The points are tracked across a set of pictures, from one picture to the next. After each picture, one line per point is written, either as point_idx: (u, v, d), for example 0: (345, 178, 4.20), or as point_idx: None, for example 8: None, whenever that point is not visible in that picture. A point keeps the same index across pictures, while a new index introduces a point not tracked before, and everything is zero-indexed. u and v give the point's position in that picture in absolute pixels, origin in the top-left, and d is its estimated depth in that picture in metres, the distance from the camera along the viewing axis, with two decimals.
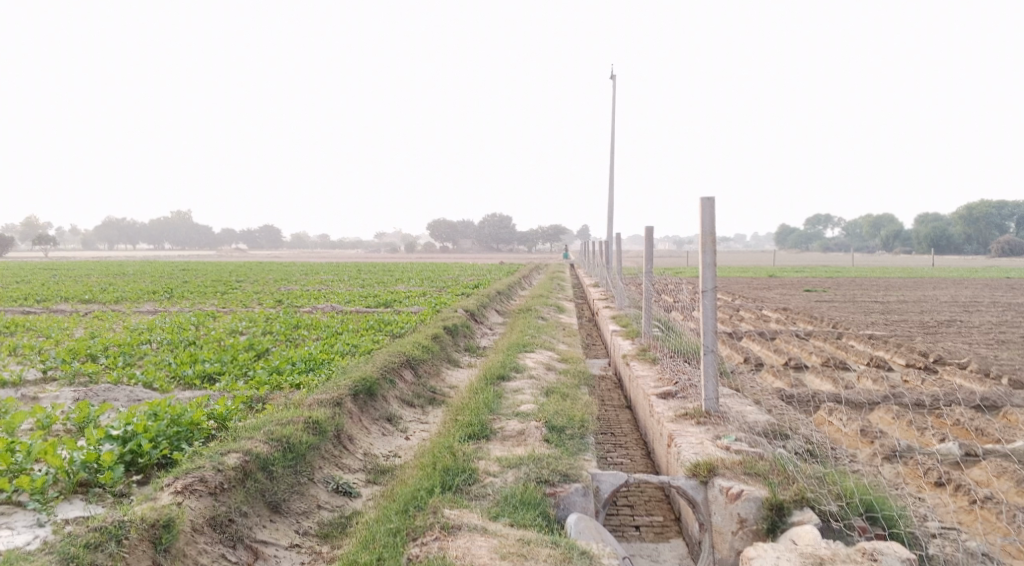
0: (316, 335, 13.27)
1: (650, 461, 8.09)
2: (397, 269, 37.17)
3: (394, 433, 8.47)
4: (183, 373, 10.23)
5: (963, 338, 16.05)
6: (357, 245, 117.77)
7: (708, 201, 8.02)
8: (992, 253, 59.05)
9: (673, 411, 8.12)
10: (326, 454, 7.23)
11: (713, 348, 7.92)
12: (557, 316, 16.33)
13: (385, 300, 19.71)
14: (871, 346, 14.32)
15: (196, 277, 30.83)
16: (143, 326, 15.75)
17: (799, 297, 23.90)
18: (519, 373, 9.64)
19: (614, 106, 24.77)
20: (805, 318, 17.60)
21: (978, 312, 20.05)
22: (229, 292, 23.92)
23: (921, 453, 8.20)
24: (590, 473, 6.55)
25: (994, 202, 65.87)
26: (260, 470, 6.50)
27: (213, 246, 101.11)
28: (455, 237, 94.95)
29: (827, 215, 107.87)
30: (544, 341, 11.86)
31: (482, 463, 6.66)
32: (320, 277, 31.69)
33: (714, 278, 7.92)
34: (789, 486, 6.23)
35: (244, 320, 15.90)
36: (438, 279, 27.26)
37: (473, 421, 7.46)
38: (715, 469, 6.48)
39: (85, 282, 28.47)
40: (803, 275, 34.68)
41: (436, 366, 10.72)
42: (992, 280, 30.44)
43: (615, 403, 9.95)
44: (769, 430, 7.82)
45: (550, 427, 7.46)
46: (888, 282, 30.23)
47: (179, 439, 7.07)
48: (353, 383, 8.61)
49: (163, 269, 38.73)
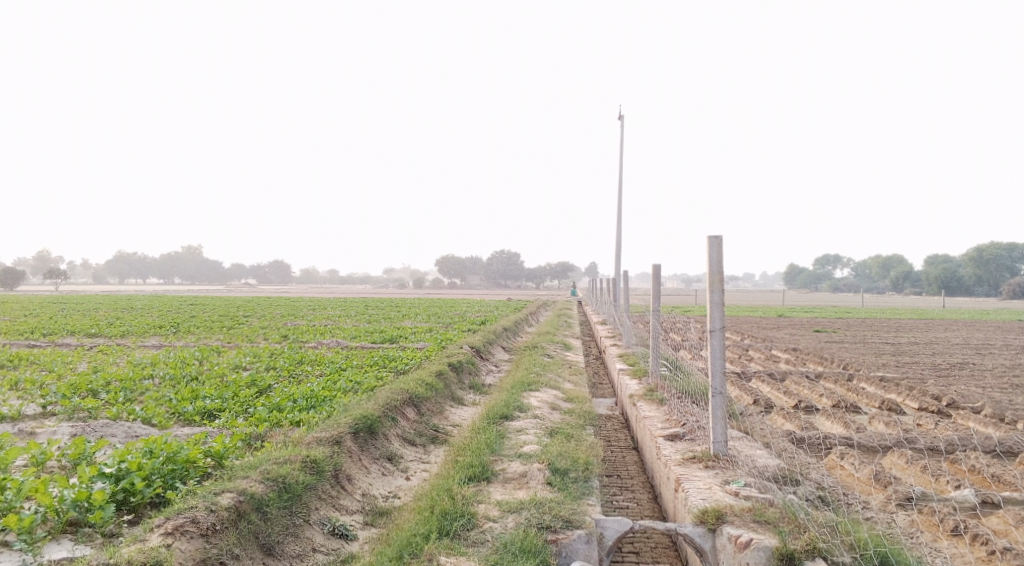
0: (319, 371, 13.12)
1: (657, 505, 7.88)
2: (404, 305, 37.08)
3: (394, 472, 8.29)
4: (183, 410, 10.09)
5: (977, 381, 15.78)
6: (366, 280, 117.98)
7: (716, 239, 7.90)
8: (1003, 295, 58.67)
9: (680, 454, 7.93)
10: (324, 494, 7.04)
11: (722, 390, 7.75)
12: (565, 354, 16.14)
13: (391, 336, 19.55)
14: (883, 388, 14.07)
15: (205, 312, 30.93)
16: (147, 360, 15.62)
17: (808, 337, 23.65)
18: (523, 412, 9.46)
19: (622, 143, 24.78)
20: (815, 359, 17.38)
21: (991, 354, 19.77)
22: (236, 327, 23.89)
23: (937, 501, 7.97)
24: (594, 518, 6.33)
25: (1004, 244, 65.53)
26: (254, 511, 6.33)
27: (223, 281, 101.36)
28: (463, 274, 95.10)
29: (836, 256, 107.67)
30: (549, 380, 11.68)
31: (482, 507, 6.47)
32: (328, 312, 31.60)
33: (722, 318, 7.77)
34: (800, 535, 6.01)
35: (248, 356, 15.76)
36: (446, 315, 27.13)
37: (474, 462, 7.29)
38: (723, 516, 6.28)
39: (92, 316, 28.42)
40: (814, 315, 34.44)
41: (440, 404, 10.54)
42: (1004, 323, 30.14)
43: (622, 444, 9.75)
44: (779, 475, 7.61)
45: (554, 469, 7.27)
46: (899, 323, 29.95)
47: (173, 477, 6.92)
48: (353, 421, 8.45)
49: (170, 303, 38.71)
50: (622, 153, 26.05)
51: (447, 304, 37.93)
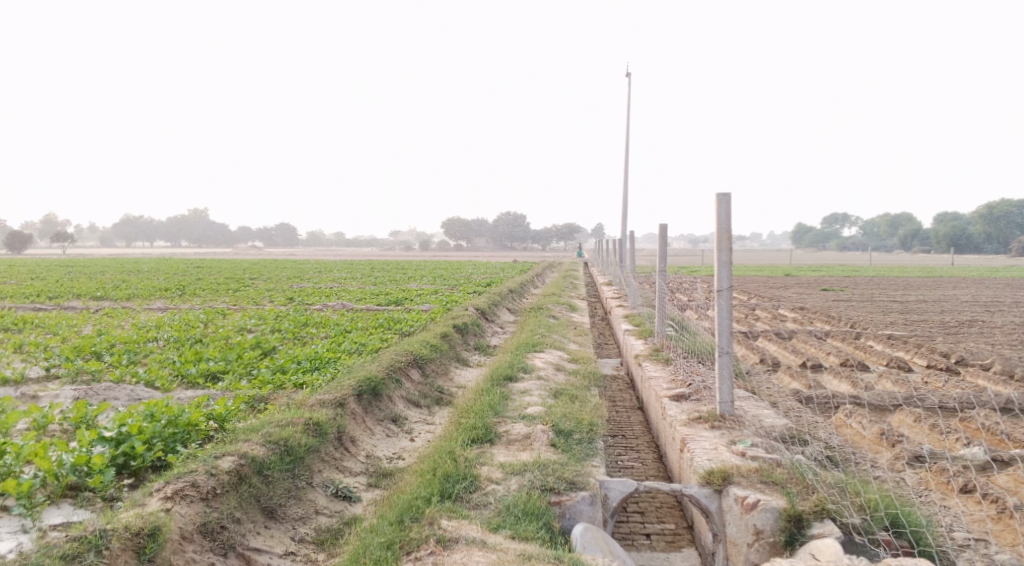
0: (324, 333, 13.07)
1: (662, 465, 7.82)
2: (409, 266, 36.99)
3: (399, 434, 8.24)
4: (186, 372, 10.05)
5: (985, 338, 15.65)
6: (371, 242, 117.99)
7: (724, 196, 7.71)
8: (1011, 252, 58.29)
9: (686, 415, 7.83)
10: (326, 456, 7.00)
11: (728, 349, 7.62)
12: (570, 315, 16.06)
13: (396, 297, 19.46)
14: (890, 346, 13.95)
15: (211, 275, 30.94)
16: (151, 323, 15.58)
17: (816, 297, 23.50)
18: (528, 373, 9.36)
19: (628, 102, 24.42)
20: (822, 317, 17.25)
21: (1000, 312, 19.61)
22: (241, 290, 23.86)
23: (946, 459, 7.87)
24: (598, 480, 6.27)
25: (1014, 201, 64.93)
26: (255, 475, 6.27)
27: (229, 244, 101.43)
28: (470, 235, 94.92)
29: (845, 215, 107.08)
30: (554, 341, 11.58)
31: (485, 469, 6.41)
32: (334, 274, 31.53)
33: (730, 278, 7.62)
34: (809, 496, 5.92)
35: (253, 318, 15.71)
36: (451, 277, 27.05)
37: (477, 424, 7.21)
38: (729, 477, 6.18)
39: (98, 280, 28.35)
40: (820, 274, 34.32)
41: (444, 366, 10.47)
42: (1013, 280, 29.93)
43: (627, 404, 9.67)
44: (786, 435, 7.51)
45: (558, 430, 7.20)
46: (907, 281, 29.79)
47: (175, 441, 6.87)
48: (357, 383, 8.38)
49: (177, 266, 38.74)
50: (628, 113, 25.73)
51: (454, 266, 37.83)
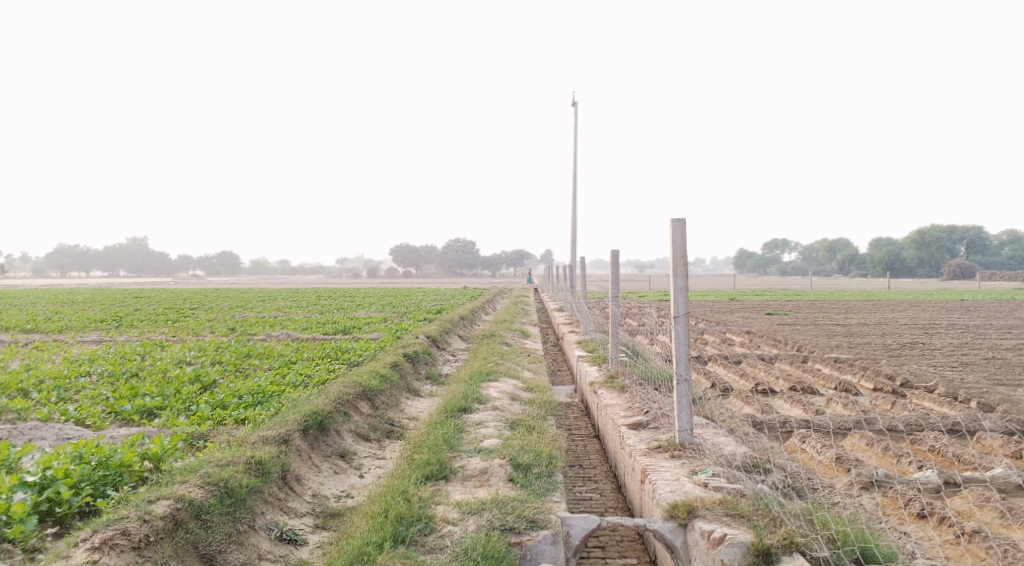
0: (267, 365, 12.59)
1: (622, 496, 7.59)
2: (355, 294, 36.43)
3: (347, 470, 7.88)
4: (120, 409, 9.54)
5: (927, 360, 15.88)
6: (317, 270, 116.44)
7: (679, 222, 7.60)
8: (944, 276, 60.16)
9: (645, 444, 7.63)
10: (269, 497, 6.62)
11: (686, 377, 7.47)
12: (522, 342, 15.83)
13: (344, 326, 18.98)
14: (837, 369, 14.02)
15: (149, 305, 29.96)
16: (84, 357, 14.86)
17: (761, 320, 23.72)
18: (482, 404, 9.08)
19: (576, 128, 24.48)
20: (769, 341, 17.34)
21: (938, 334, 20.03)
22: (181, 320, 23.08)
23: (901, 483, 7.80)
24: (560, 517, 6.02)
25: (945, 226, 67.17)
26: (193, 519, 5.86)
27: (169, 273, 98.93)
28: (418, 262, 94.38)
29: (785, 240, 109.54)
30: (508, 369, 11.33)
31: (440, 509, 6.11)
32: (277, 303, 30.77)
33: (686, 304, 7.48)
34: (776, 529, 5.75)
35: (193, 350, 15.11)
36: (400, 305, 26.66)
37: (431, 460, 6.91)
38: (694, 511, 6.00)
39: (28, 311, 27.13)
40: (764, 298, 34.84)
41: (395, 397, 10.13)
42: (948, 302, 30.73)
43: (583, 433, 9.46)
44: (746, 463, 7.37)
45: (516, 464, 6.94)
46: (848, 304, 30.36)
47: (105, 484, 6.43)
48: (302, 417, 8.01)
49: (112, 295, 37.48)
50: (576, 139, 25.80)
51: (402, 292, 37.35)
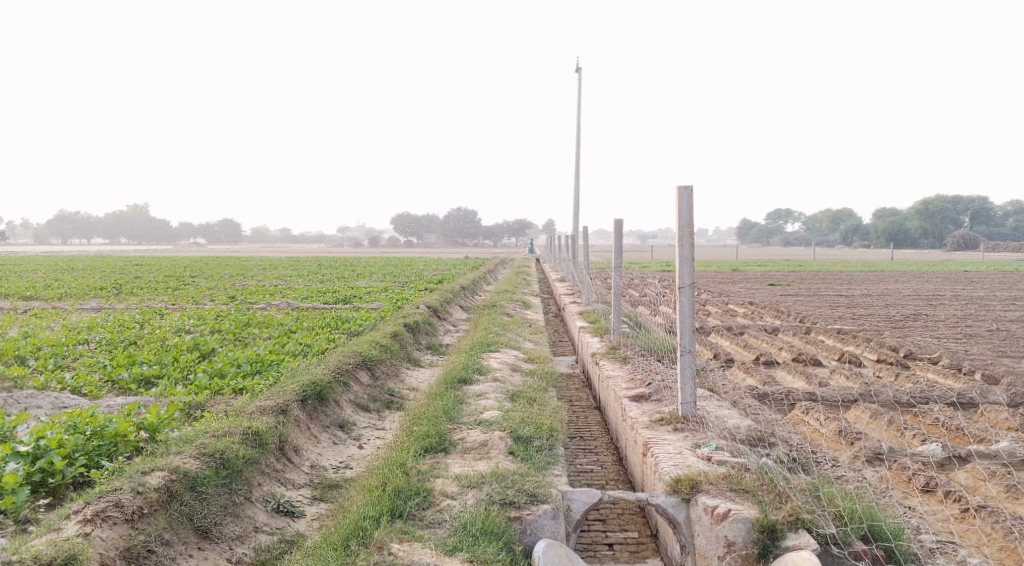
0: (267, 334, 12.50)
1: (623, 469, 7.51)
2: (356, 263, 36.26)
3: (346, 441, 7.79)
4: (117, 377, 9.45)
5: (931, 332, 15.74)
6: (318, 239, 116.28)
7: (686, 189, 7.42)
8: (946, 247, 59.84)
9: (647, 417, 7.52)
10: (267, 468, 6.53)
11: (690, 348, 7.34)
12: (523, 312, 15.72)
13: (344, 295, 18.88)
14: (841, 341, 13.89)
15: (150, 273, 29.92)
16: (83, 324, 14.77)
17: (763, 291, 23.59)
18: (483, 375, 8.97)
19: (579, 96, 24.17)
20: (772, 312, 17.21)
21: (942, 305, 19.88)
22: (182, 288, 23.00)
23: (905, 456, 7.70)
24: (560, 491, 5.92)
25: (948, 196, 66.90)
26: (188, 491, 5.77)
27: (170, 241, 98.68)
28: (420, 232, 94.13)
29: (788, 211, 109.06)
30: (509, 339, 11.22)
31: (439, 483, 6.01)
32: (278, 272, 30.63)
33: (692, 274, 7.33)
34: (782, 505, 5.65)
35: (192, 318, 15.01)
36: (402, 274, 26.53)
37: (430, 432, 6.81)
38: (697, 486, 5.90)
39: (29, 278, 27.03)
40: (766, 269, 34.64)
41: (394, 366, 10.03)
42: (952, 274, 30.53)
43: (584, 404, 9.35)
44: (750, 436, 7.27)
45: (516, 437, 6.84)
46: (851, 275, 30.19)
47: (99, 455, 6.35)
48: (301, 388, 7.91)
49: (113, 263, 37.40)
50: (579, 108, 25.49)
51: (404, 262, 37.20)
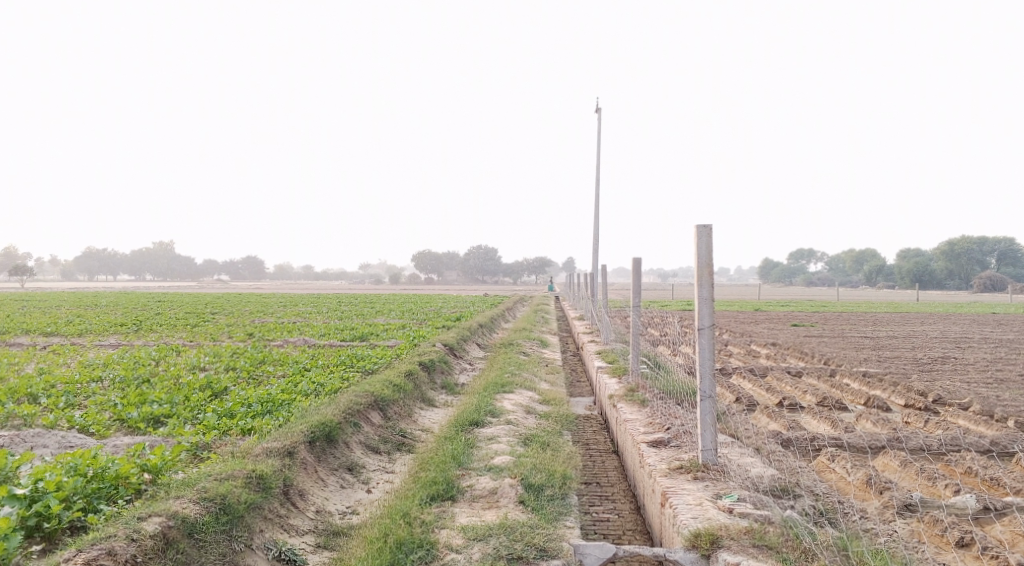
0: (281, 373, 12.32)
1: (640, 518, 7.21)
2: (375, 300, 36.18)
3: (355, 484, 7.55)
4: (126, 416, 9.30)
5: (960, 376, 15.29)
6: (340, 277, 116.98)
7: (705, 228, 7.21)
8: (973, 289, 58.94)
9: (665, 464, 7.24)
10: (270, 514, 6.31)
11: (710, 393, 7.07)
12: (541, 352, 15.46)
13: (362, 333, 18.71)
14: (866, 384, 13.50)
15: (171, 309, 30.04)
16: (99, 362, 14.66)
17: (787, 332, 23.14)
18: (496, 417, 8.72)
19: (598, 136, 24.14)
20: (796, 353, 16.82)
21: (970, 348, 19.40)
22: (201, 325, 22.95)
23: (938, 507, 7.34)
24: (572, 544, 5.64)
25: (975, 237, 66.02)
26: (185, 539, 5.57)
27: (194, 278, 99.54)
28: (441, 270, 94.40)
29: (810, 250, 108.35)
30: (525, 379, 10.97)
31: (444, 534, 5.77)
32: (298, 309, 30.53)
33: (711, 315, 7.09)
34: (808, 563, 5.36)
35: (208, 356, 14.88)
36: (420, 312, 26.36)
37: (437, 478, 6.57)
38: (718, 540, 5.63)
39: (51, 314, 27.17)
40: (789, 310, 34.22)
41: (408, 407, 9.79)
42: (980, 316, 29.91)
43: (601, 448, 9.07)
44: (773, 486, 6.97)
45: (527, 485, 6.58)
46: (876, 316, 29.64)
47: (98, 497, 6.16)
48: (309, 429, 7.71)
49: (137, 300, 37.60)
50: (599, 147, 25.39)
51: (423, 299, 37.10)
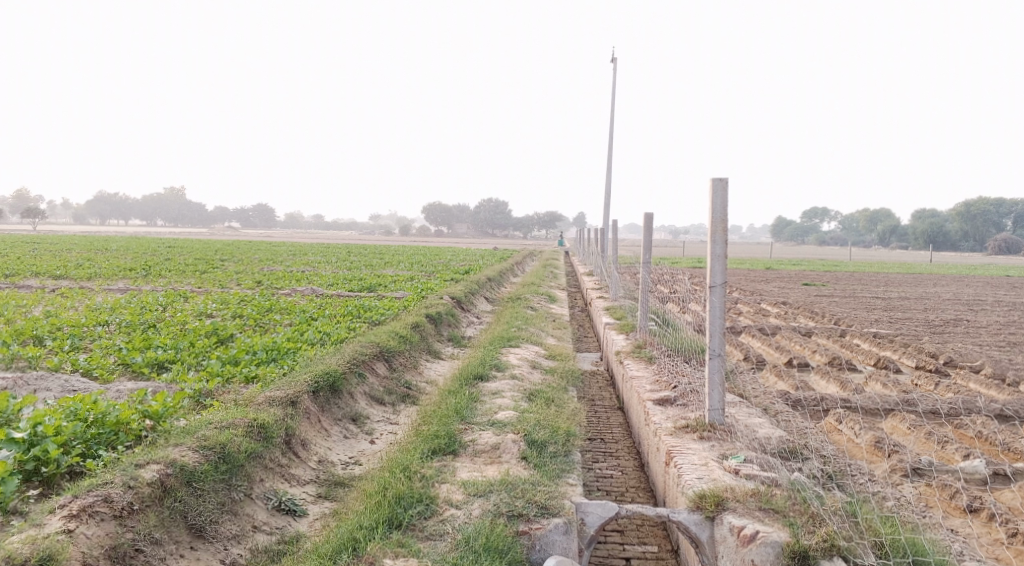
0: (287, 321, 12.26)
1: (644, 475, 7.14)
2: (385, 251, 36.09)
3: (358, 435, 7.50)
4: (131, 361, 9.26)
5: (972, 339, 15.09)
6: (350, 226, 116.78)
7: (720, 182, 7.00)
8: (988, 251, 58.30)
9: (672, 422, 7.14)
10: (271, 463, 6.25)
11: (720, 352, 6.92)
12: (549, 306, 15.35)
13: (370, 284, 18.57)
14: (877, 345, 13.33)
15: (181, 255, 30.05)
16: (106, 305, 14.65)
17: (797, 291, 22.94)
18: (501, 372, 8.63)
19: (613, 89, 23.72)
20: (806, 313, 16.66)
21: (983, 311, 19.15)
22: (209, 271, 22.95)
23: (947, 472, 7.23)
24: (574, 503, 5.56)
25: (992, 199, 65.24)
26: (183, 487, 5.52)
27: (205, 225, 99.59)
28: (451, 221, 94.08)
29: (824, 209, 107.40)
30: (531, 334, 10.86)
31: (444, 490, 5.70)
32: (308, 258, 30.47)
33: (724, 272, 6.90)
34: (815, 529, 5.25)
35: (215, 302, 14.83)
36: (429, 264, 26.25)
37: (440, 433, 6.49)
38: (723, 503, 5.53)
39: (62, 257, 27.11)
40: (800, 268, 33.95)
41: (413, 358, 9.71)
42: (994, 279, 29.52)
43: (606, 405, 8.98)
44: (780, 447, 6.86)
45: (531, 441, 6.50)
46: (888, 277, 29.33)
47: (98, 443, 6.11)
48: (313, 378, 7.63)
49: (148, 245, 37.61)
50: (613, 100, 24.95)
51: (433, 251, 36.98)
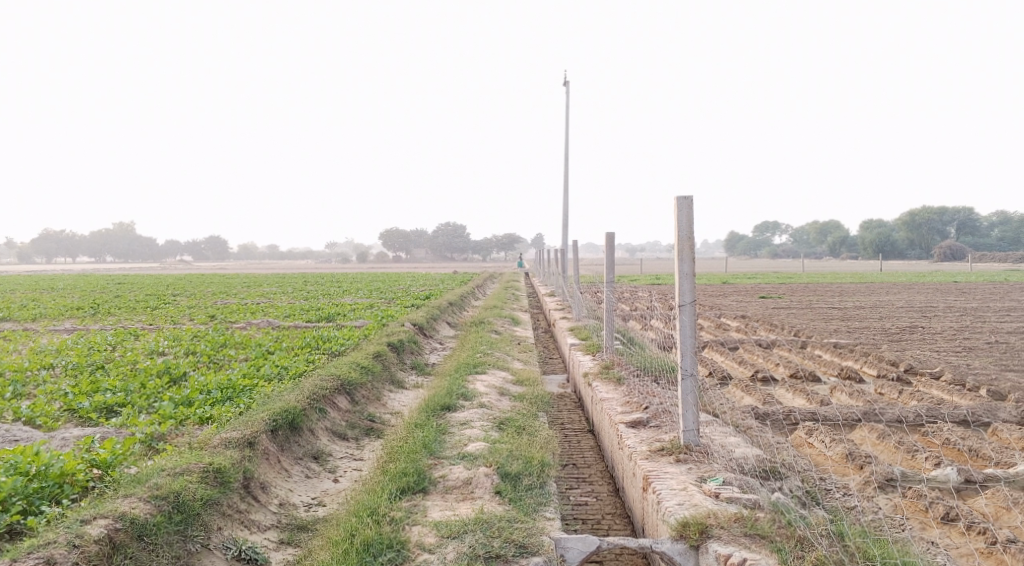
0: (242, 356, 11.82)
1: (620, 501, 6.92)
2: (341, 279, 35.53)
3: (321, 474, 7.16)
4: (78, 407, 8.77)
5: (930, 345, 15.21)
6: (306, 256, 115.46)
7: (685, 200, 6.86)
8: (934, 258, 59.64)
9: (646, 445, 6.94)
10: (229, 510, 5.90)
11: (692, 371, 6.75)
12: (512, 329, 15.12)
13: (328, 313, 18.14)
14: (838, 355, 13.33)
15: (130, 291, 29.13)
16: (52, 347, 14.00)
17: (755, 304, 23.04)
18: (468, 400, 8.37)
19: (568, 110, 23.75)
20: (766, 326, 16.66)
21: (937, 317, 19.41)
22: (161, 307, 22.24)
23: (919, 482, 7.14)
24: (553, 539, 5.33)
25: (935, 207, 66.87)
26: (134, 542, 5.18)
27: (156, 259, 97.53)
28: (407, 247, 93.52)
29: (774, 223, 109.22)
30: (496, 359, 10.61)
31: (416, 532, 5.42)
32: (263, 289, 29.81)
33: (693, 291, 6.75)
34: (803, 553, 5.10)
35: (167, 340, 14.29)
36: (388, 290, 25.86)
37: (408, 470, 6.19)
38: (707, 530, 5.35)
39: (5, 299, 26.07)
40: (756, 281, 34.24)
41: (376, 390, 9.39)
42: (942, 284, 30.10)
43: (576, 428, 8.76)
44: (757, 466, 6.71)
45: (504, 474, 6.25)
46: (841, 287, 29.67)
47: (41, 498, 5.71)
48: (271, 416, 7.28)
49: (94, 282, 36.46)
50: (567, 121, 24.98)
51: (390, 277, 36.50)
